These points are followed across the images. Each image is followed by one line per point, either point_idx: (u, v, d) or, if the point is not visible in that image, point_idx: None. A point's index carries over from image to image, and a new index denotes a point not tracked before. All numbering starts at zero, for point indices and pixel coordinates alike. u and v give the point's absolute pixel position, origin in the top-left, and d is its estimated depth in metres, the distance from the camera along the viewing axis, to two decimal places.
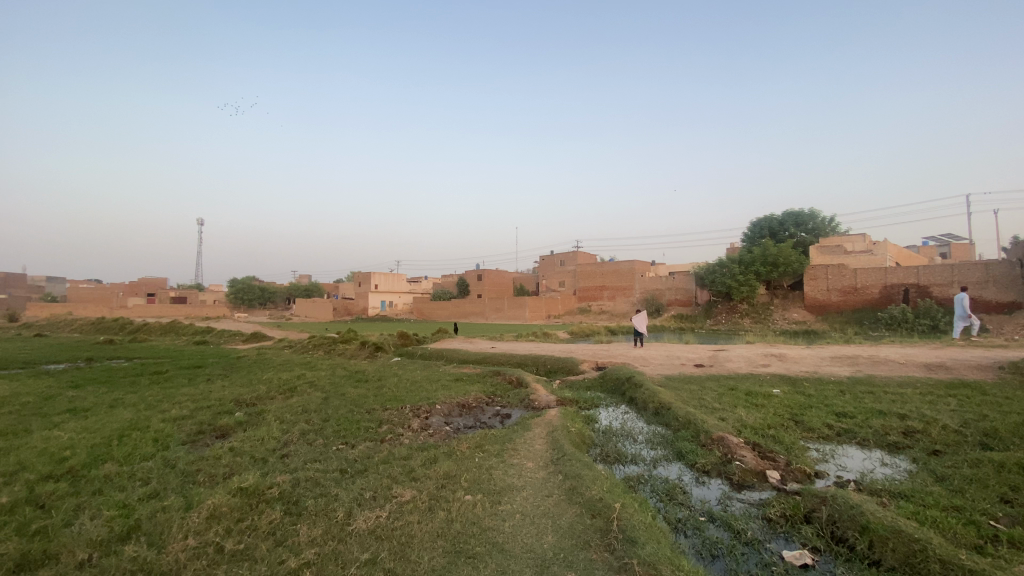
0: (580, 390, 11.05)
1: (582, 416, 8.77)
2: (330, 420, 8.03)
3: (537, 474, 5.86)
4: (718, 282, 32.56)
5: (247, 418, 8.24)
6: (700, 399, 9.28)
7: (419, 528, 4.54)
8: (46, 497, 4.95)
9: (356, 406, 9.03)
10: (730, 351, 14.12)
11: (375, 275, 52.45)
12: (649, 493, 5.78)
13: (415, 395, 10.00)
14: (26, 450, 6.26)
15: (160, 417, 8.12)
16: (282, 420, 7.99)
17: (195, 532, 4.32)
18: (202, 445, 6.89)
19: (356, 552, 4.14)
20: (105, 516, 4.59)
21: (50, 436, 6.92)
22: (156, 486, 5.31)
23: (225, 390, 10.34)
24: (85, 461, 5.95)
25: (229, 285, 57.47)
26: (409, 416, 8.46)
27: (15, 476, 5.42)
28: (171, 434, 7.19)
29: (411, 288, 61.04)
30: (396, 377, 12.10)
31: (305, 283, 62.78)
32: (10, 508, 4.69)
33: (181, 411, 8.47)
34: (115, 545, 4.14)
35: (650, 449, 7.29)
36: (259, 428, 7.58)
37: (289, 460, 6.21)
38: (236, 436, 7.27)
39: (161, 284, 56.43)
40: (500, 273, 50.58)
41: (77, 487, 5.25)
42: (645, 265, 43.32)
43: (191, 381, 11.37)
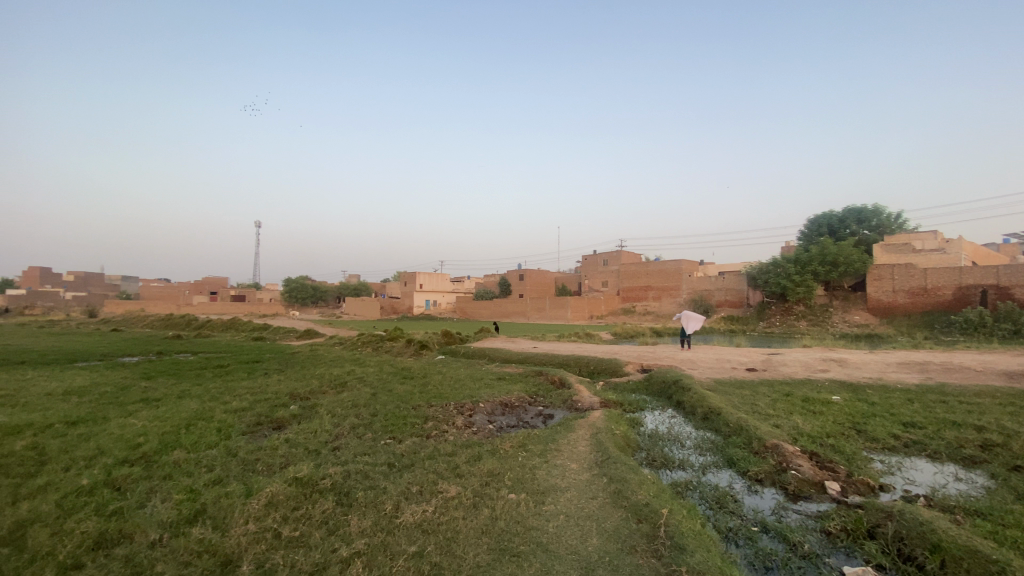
0: (624, 392, 10.88)
1: (627, 419, 8.61)
2: (378, 416, 8.27)
3: (581, 475, 5.80)
4: (772, 282, 31.21)
5: (301, 411, 8.62)
6: (752, 404, 8.91)
7: (465, 523, 4.60)
8: (123, 480, 5.36)
9: (402, 402, 9.24)
10: (785, 355, 13.47)
11: (420, 275, 53.59)
12: (698, 500, 5.61)
13: (458, 393, 10.13)
14: (106, 436, 6.80)
15: (222, 408, 8.62)
16: (334, 415, 8.30)
17: (255, 517, 4.56)
18: (260, 436, 7.26)
19: (404, 544, 4.23)
20: (175, 499, 4.92)
21: (126, 423, 7.49)
22: (219, 473, 5.64)
23: (280, 384, 10.86)
24: (156, 447, 6.39)
25: (284, 284, 60.29)
26: (453, 413, 8.56)
27: (95, 460, 5.90)
28: (232, 424, 7.62)
29: (455, 288, 61.99)
30: (440, 374, 12.32)
31: (354, 283, 64.95)
32: (90, 489, 5.10)
33: (241, 403, 8.97)
34: (183, 528, 4.42)
35: (699, 455, 7.08)
36: (313, 421, 7.90)
37: (341, 452, 6.44)
38: (291, 428, 7.61)
39: (222, 284, 59.73)
40: (542, 273, 50.51)
41: (150, 471, 5.65)
42: (693, 265, 42.03)
43: (250, 375, 12.02)
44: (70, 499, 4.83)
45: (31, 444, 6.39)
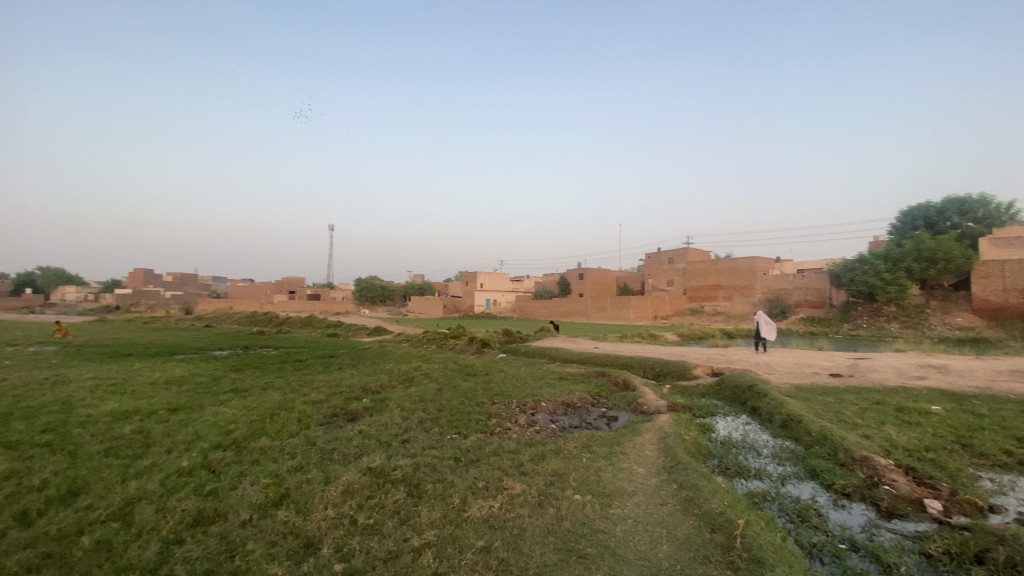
0: (693, 396, 10.46)
1: (696, 424, 8.28)
2: (444, 411, 8.48)
3: (650, 480, 5.63)
4: (858, 281, 28.86)
5: (372, 404, 9.02)
6: (837, 413, 8.26)
7: (530, 522, 4.60)
8: (217, 463, 5.85)
9: (466, 398, 9.42)
10: (875, 360, 12.39)
11: (482, 274, 54.45)
12: (777, 512, 5.28)
13: (520, 391, 10.18)
14: (202, 423, 7.46)
15: (302, 399, 9.21)
16: (402, 408, 8.62)
17: (333, 504, 4.82)
18: (336, 427, 7.68)
19: (471, 538, 4.31)
20: (262, 483, 5.31)
21: (219, 411, 8.18)
22: (301, 460, 6.02)
23: (353, 378, 11.45)
24: (245, 434, 6.93)
25: (355, 284, 63.48)
26: (516, 411, 8.61)
27: (194, 444, 6.49)
28: (310, 415, 8.11)
29: (515, 287, 62.26)
30: (503, 372, 12.44)
31: (419, 283, 67.15)
32: (191, 470, 5.61)
33: (318, 395, 9.53)
34: (270, 509, 4.75)
35: (778, 464, 6.66)
36: (383, 414, 8.25)
37: (410, 445, 6.67)
38: (364, 420, 7.98)
39: (299, 284, 63.78)
40: (603, 271, 49.67)
41: (240, 456, 6.13)
42: (767, 262, 39.65)
43: (326, 369, 12.77)
44: (173, 479, 5.34)
45: (141, 428, 7.13)
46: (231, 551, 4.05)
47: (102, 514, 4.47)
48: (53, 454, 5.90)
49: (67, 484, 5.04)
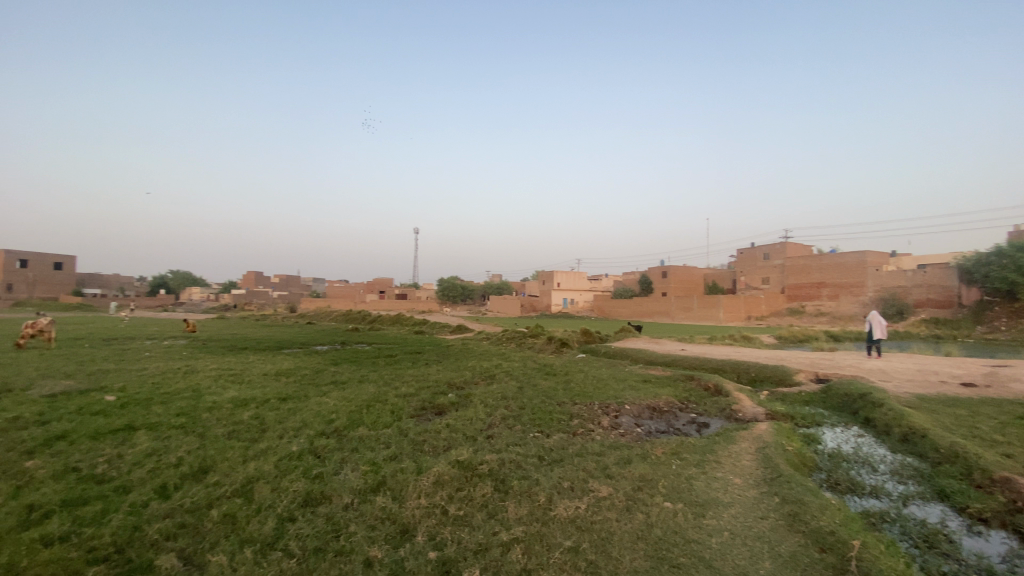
0: (794, 404, 9.65)
1: (798, 434, 7.64)
2: (526, 409, 8.57)
3: (747, 492, 5.29)
4: (995, 277, 25.14)
5: (457, 399, 9.34)
6: (971, 427, 7.23)
7: (619, 526, 4.51)
8: (321, 449, 6.35)
9: (548, 397, 9.44)
10: (1019, 368, 10.70)
11: (560, 274, 54.32)
12: (899, 535, 4.71)
13: (603, 393, 9.99)
14: (307, 411, 8.15)
15: (394, 392, 9.74)
16: (486, 404, 8.82)
17: (426, 493, 5.04)
18: (425, 419, 8.05)
19: (559, 538, 4.30)
20: (361, 470, 5.69)
21: (322, 401, 8.89)
22: (395, 449, 6.37)
23: (438, 373, 11.94)
24: (344, 423, 7.46)
25: (438, 284, 66.03)
26: (599, 413, 8.47)
27: (303, 430, 7.11)
28: (401, 407, 8.56)
29: (595, 287, 61.36)
30: (584, 372, 12.30)
31: (498, 283, 68.42)
32: (300, 454, 6.15)
33: (408, 388, 10.04)
34: (369, 495, 5.08)
35: (899, 483, 5.96)
36: (468, 409, 8.51)
37: (495, 441, 6.82)
38: (450, 414, 8.27)
39: (387, 284, 67.53)
40: (688, 269, 47.51)
41: (340, 444, 6.61)
42: (879, 257, 35.72)
43: (414, 364, 13.43)
44: (285, 461, 5.89)
45: (257, 414, 7.92)
46: (336, 531, 4.38)
47: (227, 491, 5.02)
48: (187, 435, 6.74)
49: (199, 463, 5.71)
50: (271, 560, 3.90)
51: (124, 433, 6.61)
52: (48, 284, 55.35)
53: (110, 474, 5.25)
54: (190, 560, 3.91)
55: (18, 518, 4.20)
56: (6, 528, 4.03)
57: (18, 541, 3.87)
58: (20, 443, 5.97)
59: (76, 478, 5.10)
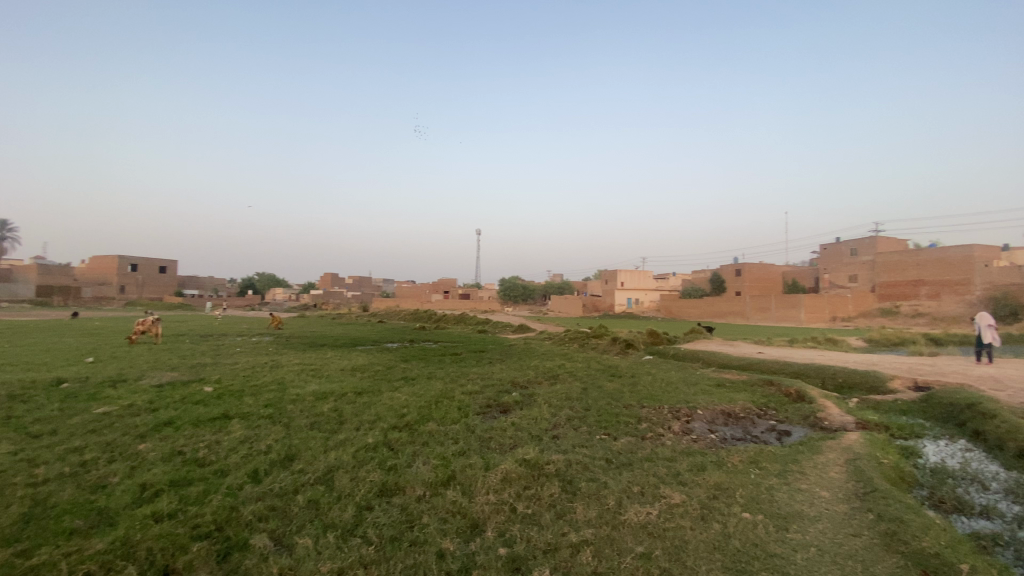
0: (889, 413, 8.83)
1: (894, 445, 6.98)
2: (591, 410, 8.45)
3: (836, 506, 4.90)
4: None
5: (522, 398, 9.39)
6: None
7: (694, 535, 4.33)
8: (394, 442, 6.62)
9: (614, 400, 9.25)
10: None
11: (623, 273, 53.17)
12: (1016, 561, 4.19)
13: (673, 396, 9.65)
14: (380, 405, 8.53)
15: (460, 389, 9.97)
16: (551, 404, 8.80)
17: (494, 490, 5.12)
18: (491, 417, 8.16)
19: (631, 543, 4.21)
20: (432, 463, 5.87)
21: (394, 396, 9.27)
22: (463, 445, 6.52)
23: (502, 372, 12.07)
24: (415, 418, 7.73)
25: (500, 284, 66.82)
26: (668, 417, 8.20)
27: (377, 423, 7.45)
28: (467, 404, 8.75)
29: (661, 287, 59.53)
30: (651, 375, 11.94)
31: (559, 283, 68.13)
32: (375, 446, 6.45)
33: (474, 386, 10.22)
34: (440, 489, 5.22)
35: (1017, 504, 5.29)
36: (533, 408, 8.53)
37: (561, 441, 6.78)
38: (515, 413, 8.33)
39: (450, 283, 69.27)
40: (764, 267, 44.97)
41: (412, 437, 6.85)
42: (989, 252, 31.94)
43: (478, 363, 13.67)
44: (362, 452, 6.20)
45: (335, 407, 8.41)
46: (410, 522, 4.55)
47: (310, 478, 5.37)
48: (274, 424, 7.28)
49: (285, 451, 6.15)
50: (352, 545, 4.12)
51: (220, 421, 7.24)
52: (155, 285, 61.85)
53: (209, 458, 5.77)
54: (279, 540, 4.21)
55: (135, 495, 4.71)
56: (126, 503, 4.54)
57: (136, 515, 4.35)
58: (135, 427, 6.70)
59: (181, 461, 5.65)
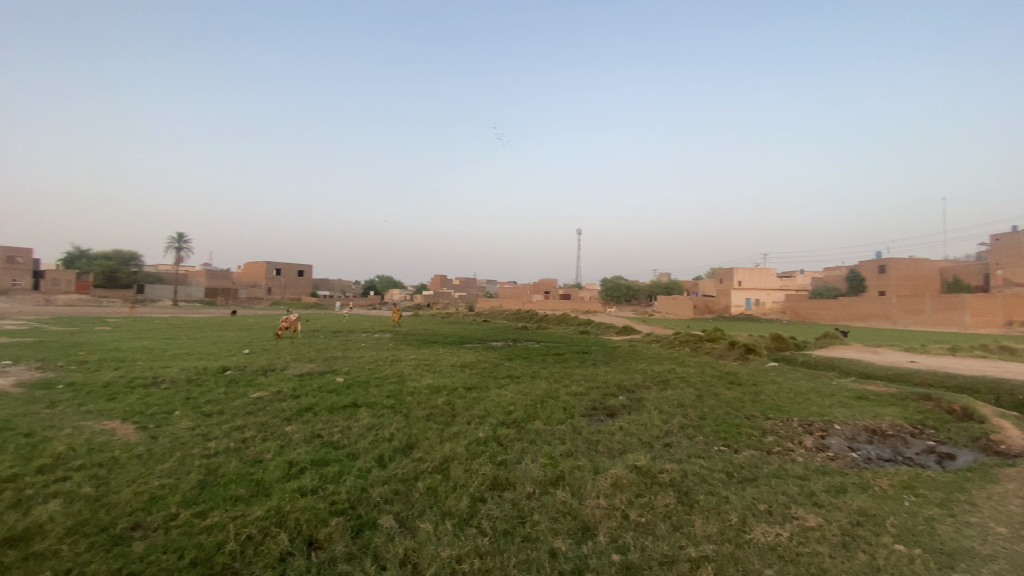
0: None
1: None
2: (707, 419, 7.94)
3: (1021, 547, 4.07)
4: None
5: (629, 402, 9.11)
6: None
7: (833, 564, 3.86)
8: (503, 438, 6.79)
9: (733, 409, 8.60)
10: None
11: (739, 272, 49.42)
12: None
13: (802, 408, 8.73)
14: (488, 402, 8.80)
15: (565, 390, 9.94)
16: (661, 410, 8.43)
17: (605, 494, 5.01)
18: (598, 420, 8.03)
19: (757, 564, 3.88)
20: (541, 462, 5.92)
21: (501, 393, 9.52)
22: (571, 446, 6.49)
23: (608, 374, 11.84)
24: (522, 416, 7.87)
25: (603, 284, 65.74)
26: (798, 431, 7.42)
27: (487, 419, 7.70)
28: (573, 405, 8.70)
29: (784, 285, 54.43)
30: (776, 384, 10.92)
31: (666, 283, 65.36)
32: (486, 440, 6.67)
33: (579, 387, 10.14)
34: (550, 488, 5.25)
35: None
36: (643, 414, 8.23)
37: (674, 450, 6.46)
38: (624, 417, 8.12)
39: (552, 283, 69.71)
40: (914, 262, 39.20)
41: (520, 435, 6.98)
42: None
43: (582, 364, 13.55)
44: (474, 446, 6.44)
45: (447, 401, 8.85)
46: (521, 518, 4.62)
47: (429, 466, 5.70)
48: (395, 414, 7.86)
49: (405, 439, 6.61)
50: (468, 534, 4.29)
51: (350, 409, 7.99)
52: (294, 287, 70.29)
53: (342, 442, 6.39)
54: (404, 523, 4.52)
55: (284, 471, 5.37)
56: (277, 477, 5.19)
57: (285, 489, 4.94)
58: (282, 411, 7.65)
59: (319, 443, 6.32)
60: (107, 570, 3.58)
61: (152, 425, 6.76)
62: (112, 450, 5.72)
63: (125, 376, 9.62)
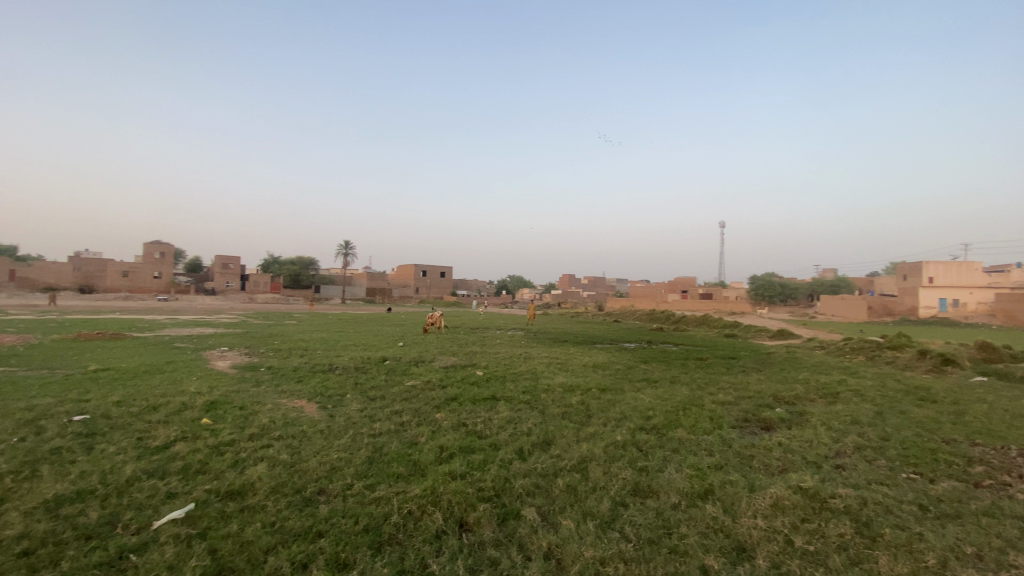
0: None
1: None
2: (890, 441, 6.76)
3: None
4: None
5: (788, 416, 8.15)
6: None
7: None
8: (643, 443, 6.55)
9: (926, 431, 7.19)
10: None
11: (930, 267, 41.38)
12: None
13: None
14: (626, 404, 8.57)
15: (710, 398, 9.26)
16: (829, 428, 7.39)
17: (763, 515, 4.54)
18: (750, 432, 7.32)
19: None
20: (686, 472, 5.58)
21: (639, 397, 9.21)
22: (719, 458, 6.02)
23: (761, 383, 10.72)
24: (662, 422, 7.51)
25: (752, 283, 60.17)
26: (1020, 463, 5.95)
27: (625, 422, 7.51)
28: (721, 415, 8.05)
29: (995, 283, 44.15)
30: (987, 403, 8.88)
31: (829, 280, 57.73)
32: (624, 444, 6.51)
33: (726, 396, 9.37)
34: (697, 500, 4.92)
35: None
36: (806, 429, 7.31)
37: (847, 473, 5.62)
38: (782, 432, 7.28)
39: (690, 283, 65.84)
40: None
41: (661, 442, 6.67)
42: None
43: (729, 370, 12.50)
44: (613, 448, 6.33)
45: (582, 400, 8.84)
46: (667, 528, 4.41)
47: (568, 464, 5.74)
48: (531, 409, 8.08)
49: (543, 435, 6.75)
50: (611, 538, 4.21)
51: (490, 401, 8.40)
52: (437, 287, 76.39)
53: (484, 432, 6.73)
54: (546, 517, 4.60)
55: (436, 454, 5.85)
56: (430, 459, 5.66)
57: (438, 471, 5.36)
58: (432, 399, 8.35)
59: (465, 431, 6.75)
60: (301, 526, 4.22)
61: (330, 405, 7.87)
62: (300, 425, 6.78)
63: (308, 362, 11.37)
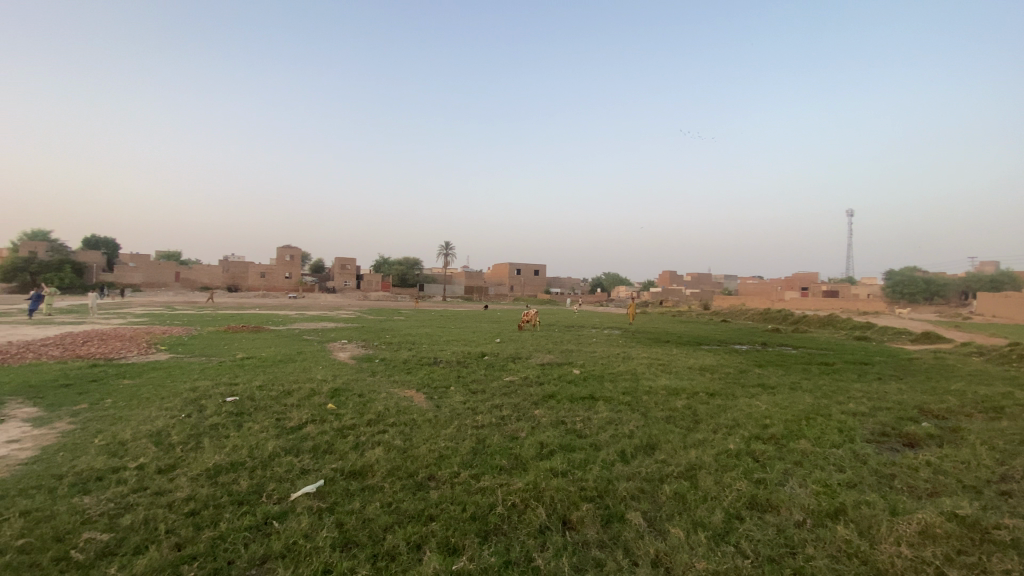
0: None
1: None
2: None
3: None
4: None
5: (938, 432, 7.05)
6: None
7: None
8: (759, 454, 6.06)
9: None
10: None
11: None
12: None
13: None
14: (738, 411, 7.99)
15: (837, 407, 8.30)
16: (994, 448, 6.25)
17: (909, 543, 3.98)
18: (890, 449, 6.45)
19: None
20: (812, 488, 5.07)
21: (752, 403, 8.53)
22: (852, 475, 5.38)
23: (901, 393, 9.39)
24: (782, 432, 6.88)
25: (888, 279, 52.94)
26: None
27: (737, 430, 7.00)
28: (852, 427, 7.19)
29: None
30: None
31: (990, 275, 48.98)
32: (737, 453, 6.07)
33: (858, 406, 8.33)
34: (826, 520, 4.45)
35: None
36: (962, 449, 6.26)
37: (1018, 502, 4.72)
38: (930, 450, 6.31)
39: (810, 279, 59.64)
40: None
41: (781, 453, 6.11)
42: None
43: (861, 377, 11.10)
44: (724, 457, 5.94)
45: (688, 404, 8.41)
46: (789, 547, 4.04)
47: (674, 471, 5.48)
48: (633, 411, 7.86)
49: (647, 438, 6.52)
50: (725, 552, 3.95)
51: (589, 401, 8.31)
52: (534, 285, 77.21)
53: (585, 432, 6.67)
54: (653, 523, 4.45)
55: (537, 450, 5.91)
56: (531, 454, 5.74)
57: (539, 467, 5.41)
58: (532, 395, 8.46)
59: (565, 429, 6.74)
60: (414, 509, 4.51)
61: (436, 396, 8.31)
62: (411, 414, 7.24)
63: (416, 355, 12.14)
